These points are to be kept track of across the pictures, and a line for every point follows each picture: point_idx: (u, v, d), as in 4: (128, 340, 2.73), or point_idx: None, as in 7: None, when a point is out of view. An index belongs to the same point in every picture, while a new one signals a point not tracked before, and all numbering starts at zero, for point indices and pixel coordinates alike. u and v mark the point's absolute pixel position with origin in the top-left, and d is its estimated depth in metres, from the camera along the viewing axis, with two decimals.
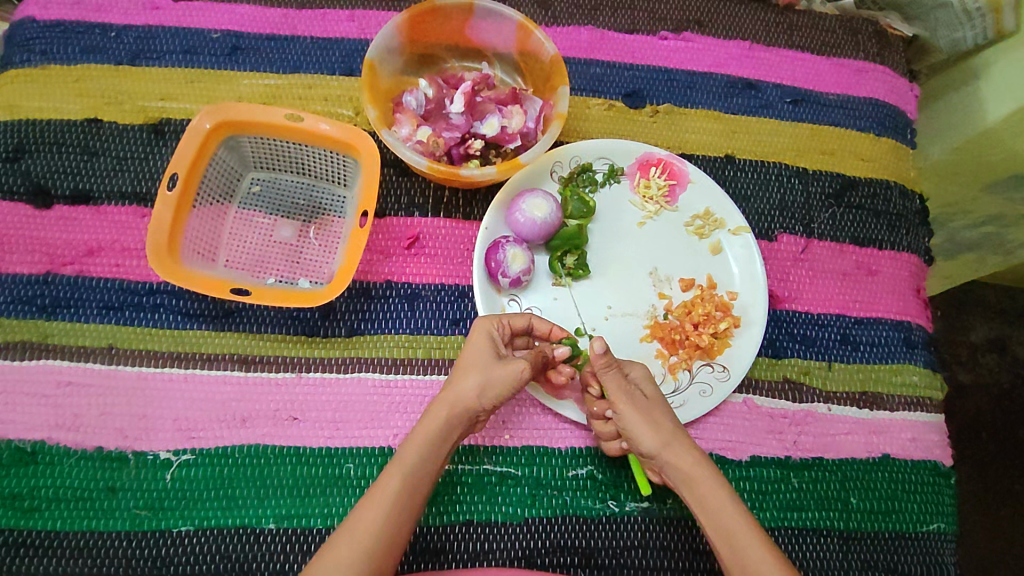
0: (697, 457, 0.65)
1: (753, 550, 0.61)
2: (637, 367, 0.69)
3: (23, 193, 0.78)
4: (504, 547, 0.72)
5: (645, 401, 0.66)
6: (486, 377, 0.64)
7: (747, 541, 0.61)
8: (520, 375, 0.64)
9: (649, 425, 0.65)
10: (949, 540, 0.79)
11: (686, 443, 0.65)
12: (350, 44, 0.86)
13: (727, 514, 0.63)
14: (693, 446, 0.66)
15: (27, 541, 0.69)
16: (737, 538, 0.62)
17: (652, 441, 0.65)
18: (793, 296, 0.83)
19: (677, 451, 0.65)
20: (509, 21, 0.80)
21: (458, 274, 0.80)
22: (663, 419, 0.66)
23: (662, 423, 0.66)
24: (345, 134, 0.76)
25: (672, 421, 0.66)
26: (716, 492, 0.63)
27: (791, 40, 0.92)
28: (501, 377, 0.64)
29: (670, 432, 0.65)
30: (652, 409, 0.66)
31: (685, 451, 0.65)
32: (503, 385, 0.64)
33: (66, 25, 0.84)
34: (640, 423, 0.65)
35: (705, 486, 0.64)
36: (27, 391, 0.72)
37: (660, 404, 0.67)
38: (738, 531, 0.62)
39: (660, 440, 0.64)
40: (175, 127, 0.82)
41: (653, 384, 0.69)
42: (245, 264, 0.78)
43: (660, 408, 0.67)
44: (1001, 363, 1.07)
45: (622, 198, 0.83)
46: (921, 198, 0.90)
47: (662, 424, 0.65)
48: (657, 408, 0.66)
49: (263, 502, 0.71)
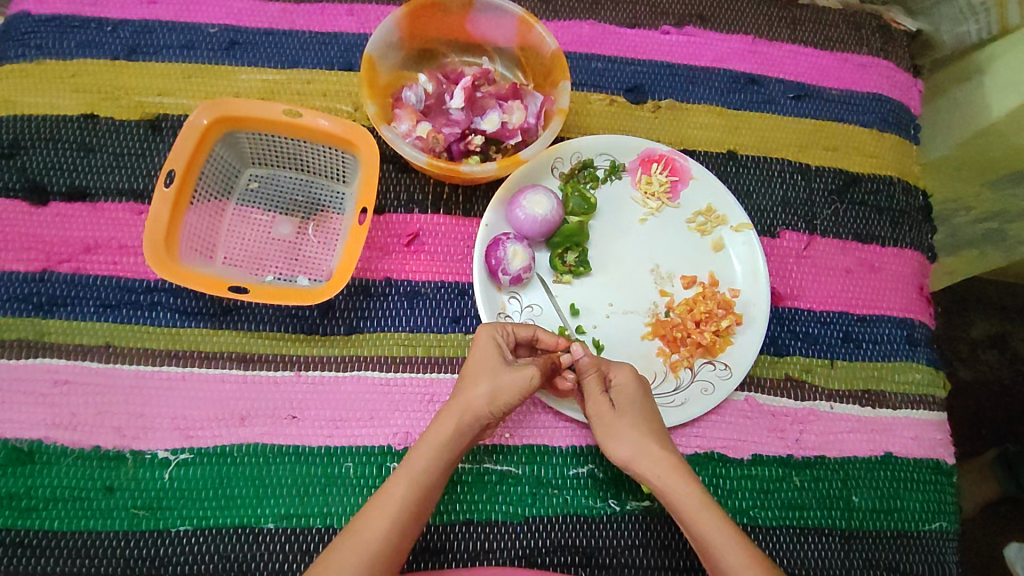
0: (666, 467, 0.65)
1: (726, 557, 0.61)
2: (624, 371, 0.69)
3: (19, 189, 0.77)
4: (504, 546, 0.72)
5: (612, 413, 0.67)
6: (497, 384, 0.64)
7: (719, 548, 0.61)
8: (532, 381, 0.64)
9: (615, 438, 0.66)
10: (951, 538, 0.78)
11: (655, 452, 0.65)
12: (348, 39, 0.85)
13: (698, 523, 0.62)
14: (664, 453, 0.65)
15: (26, 541, 0.68)
16: (709, 544, 0.62)
17: (618, 454, 0.66)
18: (795, 293, 0.83)
19: (644, 462, 0.65)
20: (509, 15, 0.79)
21: (459, 272, 0.79)
22: (629, 430, 0.66)
23: (628, 434, 0.66)
24: (344, 130, 0.75)
25: (643, 429, 0.66)
26: (686, 501, 0.63)
27: (794, 35, 0.91)
28: (513, 383, 0.64)
29: (637, 443, 0.66)
30: (617, 422, 0.66)
31: (652, 461, 0.65)
32: (513, 391, 0.64)
33: (61, 19, 0.83)
34: (605, 437, 0.67)
35: (674, 496, 0.64)
36: (24, 390, 0.72)
37: (630, 412, 0.67)
38: (710, 539, 0.62)
39: (626, 454, 0.66)
40: (172, 123, 0.81)
41: (631, 391, 0.68)
42: (243, 261, 0.78)
43: (629, 418, 0.67)
44: (1002, 359, 1.07)
45: (624, 194, 0.82)
46: (924, 194, 0.89)
47: (628, 436, 0.66)
48: (623, 419, 0.66)
49: (262, 502, 0.71)
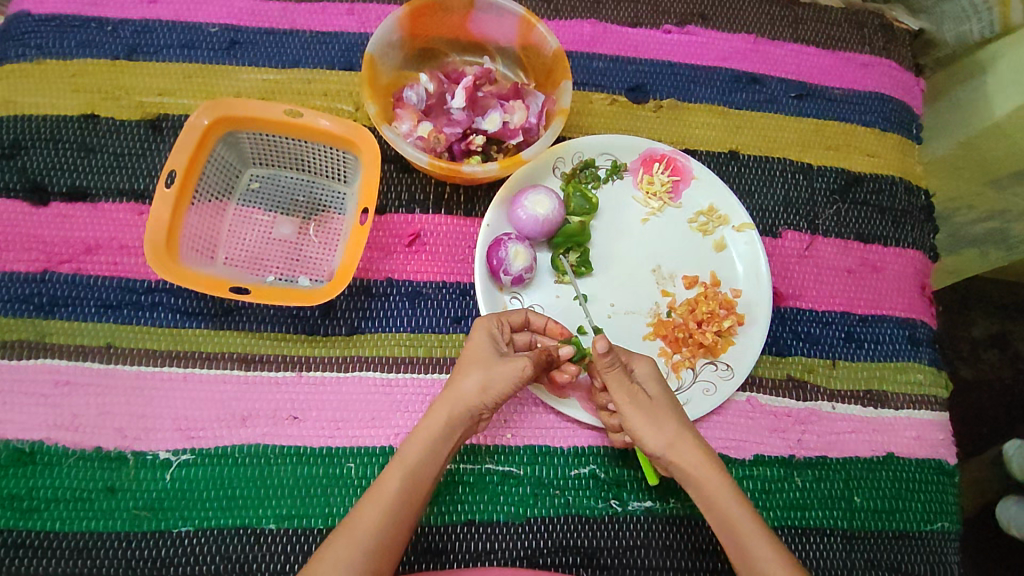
0: (703, 458, 0.64)
1: (760, 549, 0.61)
2: (643, 363, 0.68)
3: (19, 189, 0.77)
4: (505, 547, 0.72)
5: (650, 401, 0.65)
6: (488, 374, 0.64)
7: (752, 539, 0.61)
8: (523, 371, 0.63)
9: (653, 426, 0.64)
10: (953, 538, 0.78)
11: (691, 442, 0.65)
12: (350, 38, 0.85)
13: (732, 513, 0.62)
14: (699, 443, 0.65)
15: (27, 542, 0.68)
16: (741, 534, 0.62)
17: (654, 443, 0.64)
18: (797, 293, 0.82)
19: (681, 451, 0.64)
20: (510, 14, 0.79)
21: (460, 272, 0.79)
22: (667, 419, 0.65)
23: (666, 423, 0.65)
24: (345, 129, 0.74)
25: (678, 419, 0.65)
26: (722, 493, 0.63)
27: (796, 34, 0.91)
28: (504, 373, 0.63)
29: (675, 432, 0.65)
30: (656, 411, 0.65)
31: (690, 451, 0.64)
32: (504, 381, 0.64)
33: (61, 18, 0.83)
34: (642, 425, 0.64)
35: (710, 487, 0.63)
36: (25, 391, 0.72)
37: (664, 402, 0.66)
38: (744, 530, 0.62)
39: (664, 442, 0.64)
40: (173, 123, 0.81)
41: (659, 382, 0.67)
42: (244, 262, 0.77)
43: (665, 407, 0.65)
44: (1004, 359, 1.06)
45: (626, 194, 0.82)
46: (926, 193, 0.89)
47: (667, 425, 0.65)
48: (659, 408, 0.65)
49: (263, 503, 0.71)
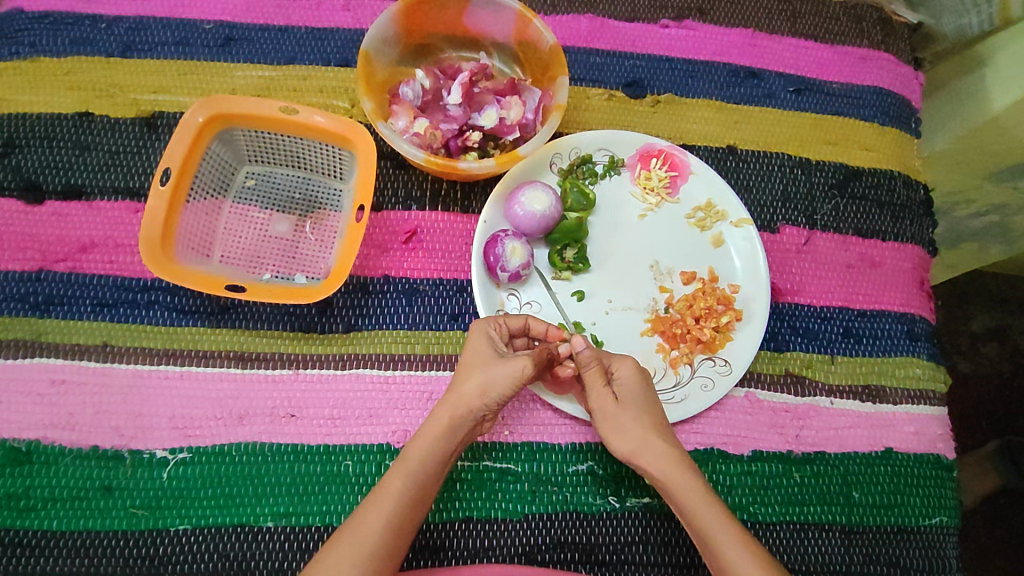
0: (668, 463, 0.64)
1: (730, 552, 0.61)
2: (626, 363, 0.67)
3: (14, 188, 0.77)
4: (504, 543, 0.72)
5: (616, 406, 0.66)
6: (487, 375, 0.64)
7: (720, 542, 0.61)
8: (522, 371, 0.62)
9: (617, 432, 0.66)
10: (951, 533, 0.78)
11: (658, 446, 0.65)
12: (346, 34, 0.85)
13: (699, 516, 0.62)
14: (667, 446, 0.65)
15: (24, 541, 0.68)
16: (708, 537, 0.62)
17: (619, 448, 0.66)
18: (795, 289, 0.82)
19: (646, 456, 0.65)
20: (506, 9, 0.79)
21: (457, 269, 0.79)
22: (634, 424, 0.65)
23: (632, 428, 0.65)
24: (340, 126, 0.74)
25: (645, 423, 0.65)
26: (689, 496, 0.63)
27: (794, 29, 0.91)
28: (502, 373, 0.63)
29: (639, 436, 0.65)
30: (620, 416, 0.66)
31: (654, 456, 0.64)
32: (504, 382, 0.63)
33: (54, 16, 0.82)
34: (608, 431, 0.66)
35: (674, 491, 0.63)
36: (21, 390, 0.72)
37: (633, 405, 0.66)
38: (711, 534, 0.62)
39: (627, 449, 0.65)
40: (167, 120, 0.81)
41: (638, 384, 0.67)
42: (240, 260, 0.77)
43: (630, 412, 0.66)
44: (1003, 352, 1.06)
45: (623, 190, 0.82)
46: (925, 188, 0.89)
47: (632, 430, 0.65)
48: (625, 413, 0.66)
49: (262, 500, 0.71)
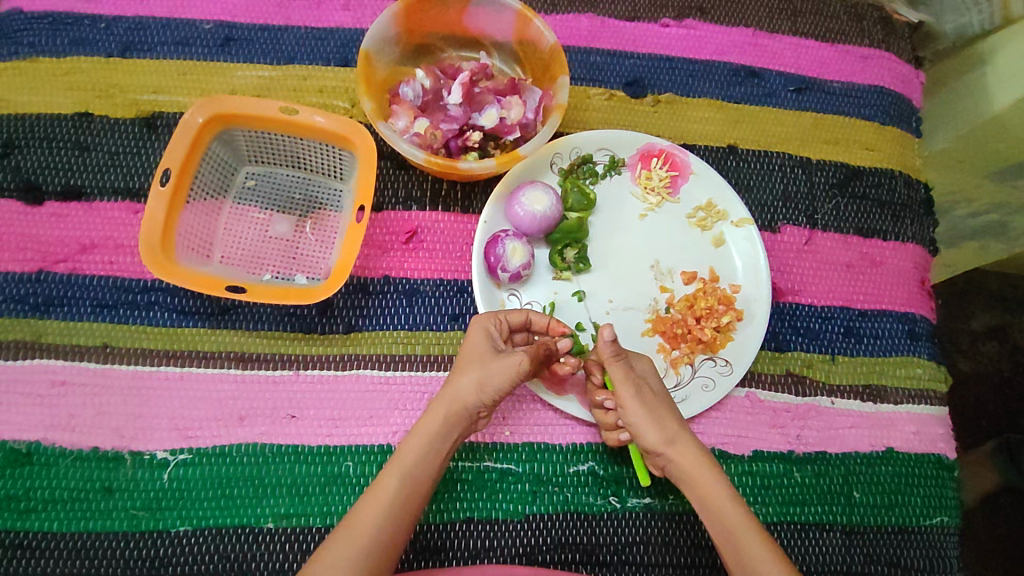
0: (700, 459, 0.64)
1: (753, 551, 0.61)
2: (642, 360, 0.69)
3: (13, 189, 0.77)
4: (505, 544, 0.72)
5: (651, 397, 0.66)
6: (485, 371, 0.64)
7: (748, 540, 0.61)
8: (519, 366, 0.63)
9: (654, 422, 0.65)
10: (951, 532, 0.78)
11: (690, 442, 0.65)
12: (345, 34, 0.85)
13: (730, 512, 0.62)
14: (698, 445, 0.65)
15: (25, 542, 0.68)
16: (737, 535, 0.62)
17: (653, 439, 0.65)
18: (795, 288, 0.82)
19: (680, 449, 0.65)
20: (506, 9, 0.78)
21: (457, 269, 0.79)
22: (668, 417, 0.65)
23: (667, 420, 0.65)
24: (340, 126, 0.74)
25: (676, 418, 0.66)
26: (718, 491, 0.63)
27: (795, 28, 0.90)
28: (500, 368, 0.63)
29: (673, 430, 0.65)
30: (656, 407, 0.65)
31: (687, 449, 0.65)
32: (501, 378, 0.63)
33: (54, 16, 0.82)
34: (643, 420, 0.65)
35: (706, 485, 0.64)
36: (21, 391, 0.72)
37: (665, 400, 0.67)
38: (740, 531, 0.62)
39: (664, 439, 0.64)
40: (167, 121, 0.80)
41: (656, 379, 0.68)
42: (240, 260, 0.77)
43: (664, 405, 0.66)
44: (1003, 351, 1.06)
45: (623, 190, 0.82)
46: (926, 187, 0.89)
47: (667, 422, 0.65)
48: (661, 405, 0.66)
49: (262, 502, 0.70)
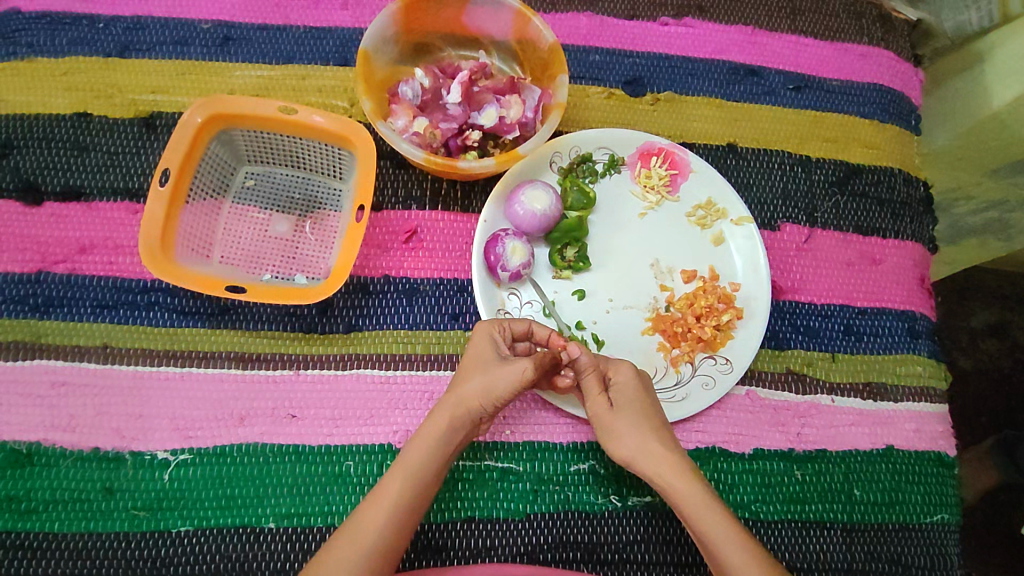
0: (668, 467, 0.64)
1: (727, 556, 0.60)
2: (622, 367, 0.68)
3: (12, 190, 0.77)
4: (507, 543, 0.72)
5: (610, 412, 0.66)
6: (488, 377, 0.64)
7: (722, 544, 0.61)
8: (522, 374, 0.63)
9: (613, 437, 0.66)
10: (952, 529, 0.78)
11: (655, 451, 0.64)
12: (344, 33, 0.85)
13: (701, 520, 0.62)
14: (665, 451, 0.64)
15: (25, 543, 0.68)
16: (711, 541, 0.61)
17: (618, 453, 0.66)
18: (796, 286, 0.82)
19: (645, 460, 0.64)
20: (505, 8, 0.78)
21: (457, 269, 0.79)
22: (629, 428, 0.65)
23: (627, 432, 0.65)
24: (340, 126, 0.74)
25: (640, 426, 0.65)
26: (688, 498, 0.62)
27: (795, 26, 0.90)
28: (503, 374, 0.63)
29: (639, 440, 0.65)
30: (614, 421, 0.66)
31: (653, 459, 0.64)
32: (505, 384, 0.63)
33: (52, 16, 0.82)
34: (606, 436, 0.66)
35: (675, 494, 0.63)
36: (21, 391, 0.72)
37: (629, 409, 0.66)
38: (713, 536, 0.61)
39: (625, 455, 0.65)
40: (166, 121, 0.80)
41: (635, 389, 0.67)
42: (240, 260, 0.77)
43: (626, 418, 0.66)
44: (1003, 348, 1.06)
45: (623, 189, 0.82)
46: (925, 185, 0.89)
47: (627, 435, 0.65)
48: (621, 417, 0.66)
49: (263, 501, 0.70)
